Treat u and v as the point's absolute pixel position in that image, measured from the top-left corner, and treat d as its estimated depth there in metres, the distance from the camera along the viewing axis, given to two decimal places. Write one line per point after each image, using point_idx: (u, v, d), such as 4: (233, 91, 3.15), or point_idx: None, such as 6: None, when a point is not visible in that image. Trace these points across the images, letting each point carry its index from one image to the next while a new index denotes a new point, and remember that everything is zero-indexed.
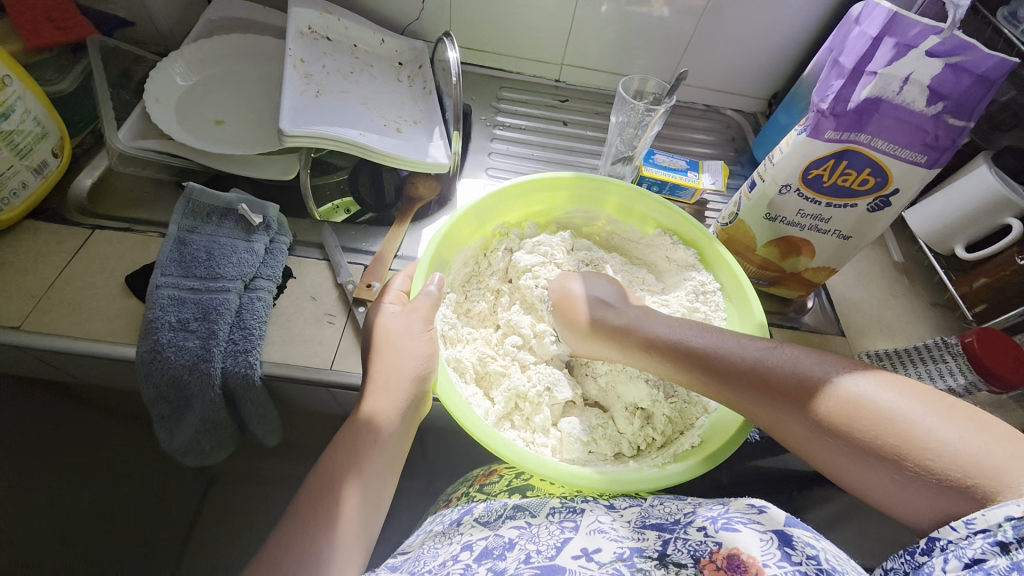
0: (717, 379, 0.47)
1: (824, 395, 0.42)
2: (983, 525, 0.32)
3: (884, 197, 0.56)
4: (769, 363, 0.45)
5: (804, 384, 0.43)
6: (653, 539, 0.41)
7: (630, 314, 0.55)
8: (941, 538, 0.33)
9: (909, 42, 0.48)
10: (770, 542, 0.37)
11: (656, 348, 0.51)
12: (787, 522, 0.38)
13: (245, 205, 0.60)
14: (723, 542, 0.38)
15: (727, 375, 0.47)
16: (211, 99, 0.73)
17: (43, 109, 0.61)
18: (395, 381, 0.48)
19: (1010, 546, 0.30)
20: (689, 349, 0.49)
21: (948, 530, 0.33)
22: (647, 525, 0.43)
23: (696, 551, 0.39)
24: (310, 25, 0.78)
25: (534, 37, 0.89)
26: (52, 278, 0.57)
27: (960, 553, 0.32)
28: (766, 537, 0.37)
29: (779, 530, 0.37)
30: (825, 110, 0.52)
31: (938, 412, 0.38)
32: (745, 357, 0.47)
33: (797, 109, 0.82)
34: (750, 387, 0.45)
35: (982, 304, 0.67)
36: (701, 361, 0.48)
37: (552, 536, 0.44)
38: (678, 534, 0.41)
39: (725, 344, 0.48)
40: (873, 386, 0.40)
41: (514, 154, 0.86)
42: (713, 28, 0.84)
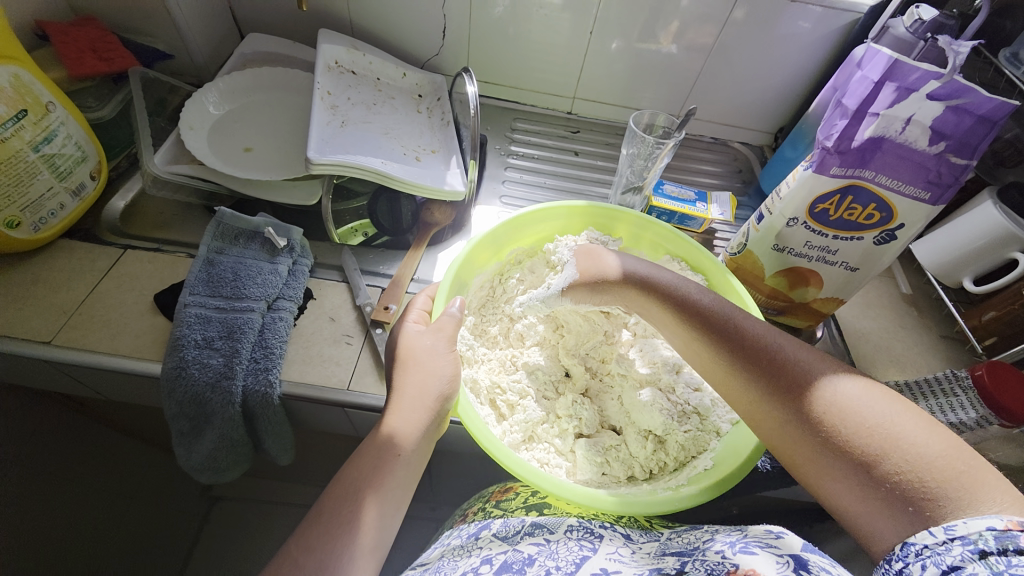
0: (726, 359, 0.47)
1: (821, 394, 0.41)
2: (964, 532, 0.32)
3: (889, 230, 0.58)
4: (774, 352, 0.45)
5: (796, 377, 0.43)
6: (671, 562, 0.42)
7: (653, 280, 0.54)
8: (913, 545, 0.34)
9: (910, 86, 0.51)
10: (785, 565, 0.36)
11: (676, 313, 0.51)
12: (804, 547, 0.38)
13: (271, 229, 0.63)
14: (740, 564, 0.38)
15: (738, 356, 0.46)
16: (241, 128, 0.77)
17: (84, 134, 0.64)
18: (419, 399, 0.49)
19: (990, 555, 0.30)
20: (705, 325, 0.49)
21: (926, 536, 0.33)
22: (667, 553, 0.44)
23: (713, 570, 0.38)
24: (337, 59, 0.82)
25: (548, 72, 0.93)
26: (83, 296, 0.60)
27: (940, 560, 0.32)
28: (782, 560, 0.37)
29: (795, 555, 0.37)
30: (831, 147, 0.55)
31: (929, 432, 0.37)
32: (754, 340, 0.46)
33: (802, 143, 0.84)
34: (753, 372, 0.45)
35: (992, 338, 0.68)
36: (715, 338, 0.48)
37: (571, 553, 0.45)
38: (696, 557, 0.41)
39: (745, 328, 0.47)
40: (868, 398, 0.40)
41: (527, 182, 0.89)
42: (720, 65, 0.88)
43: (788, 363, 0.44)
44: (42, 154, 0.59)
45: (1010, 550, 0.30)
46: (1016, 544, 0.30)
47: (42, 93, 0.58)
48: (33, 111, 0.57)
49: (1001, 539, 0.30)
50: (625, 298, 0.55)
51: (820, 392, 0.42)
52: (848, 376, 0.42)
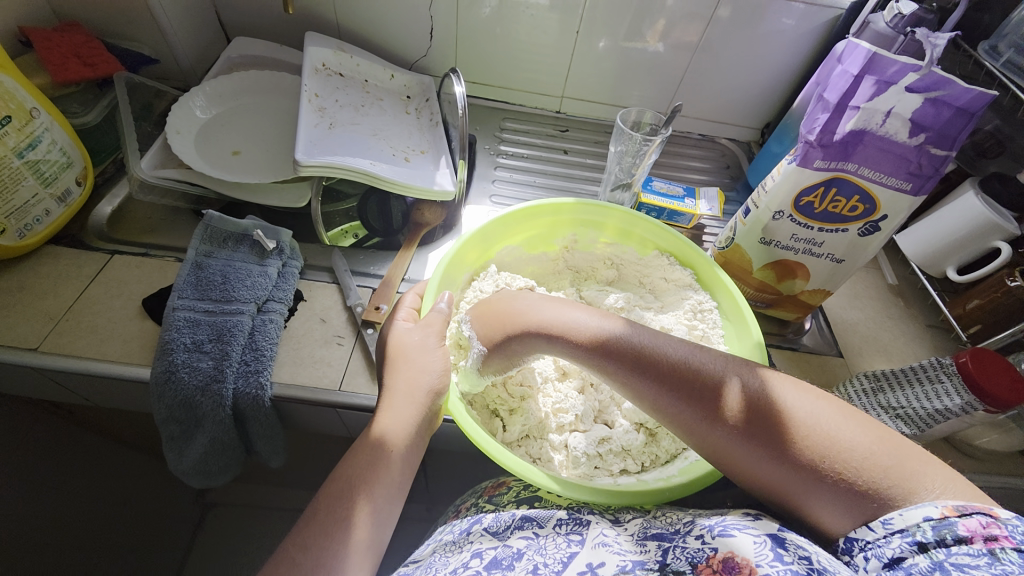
0: (653, 388, 0.46)
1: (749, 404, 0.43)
2: (902, 526, 0.36)
3: (873, 222, 0.58)
4: (694, 371, 0.45)
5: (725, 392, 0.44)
6: (654, 550, 0.43)
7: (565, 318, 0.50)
8: (861, 538, 0.37)
9: (889, 79, 0.51)
10: (763, 544, 0.38)
11: (592, 353, 0.48)
12: (780, 528, 0.40)
13: (260, 231, 0.63)
14: (720, 548, 0.39)
15: (662, 380, 0.46)
16: (229, 131, 0.76)
17: (69, 140, 0.64)
18: (410, 396, 0.49)
19: (928, 545, 0.34)
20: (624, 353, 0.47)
21: (867, 530, 0.37)
22: (649, 537, 0.45)
23: (694, 557, 0.40)
24: (324, 61, 0.82)
25: (536, 72, 0.94)
26: (70, 302, 0.59)
27: (881, 552, 0.36)
28: (760, 539, 0.39)
29: (772, 533, 0.39)
30: (813, 141, 0.55)
31: (850, 419, 0.40)
32: (671, 361, 0.46)
33: (788, 138, 0.85)
34: (686, 396, 0.44)
35: (977, 325, 0.68)
36: (635, 364, 0.47)
37: (559, 550, 0.45)
38: (677, 543, 0.42)
39: (663, 351, 0.47)
40: (791, 398, 0.42)
41: (517, 181, 0.90)
42: (706, 62, 0.89)
43: (710, 379, 0.45)
44: (26, 160, 0.58)
45: (947, 540, 0.34)
46: (952, 533, 0.34)
47: (25, 99, 0.58)
48: (17, 117, 0.57)
49: (937, 529, 0.34)
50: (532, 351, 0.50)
51: (752, 400, 0.43)
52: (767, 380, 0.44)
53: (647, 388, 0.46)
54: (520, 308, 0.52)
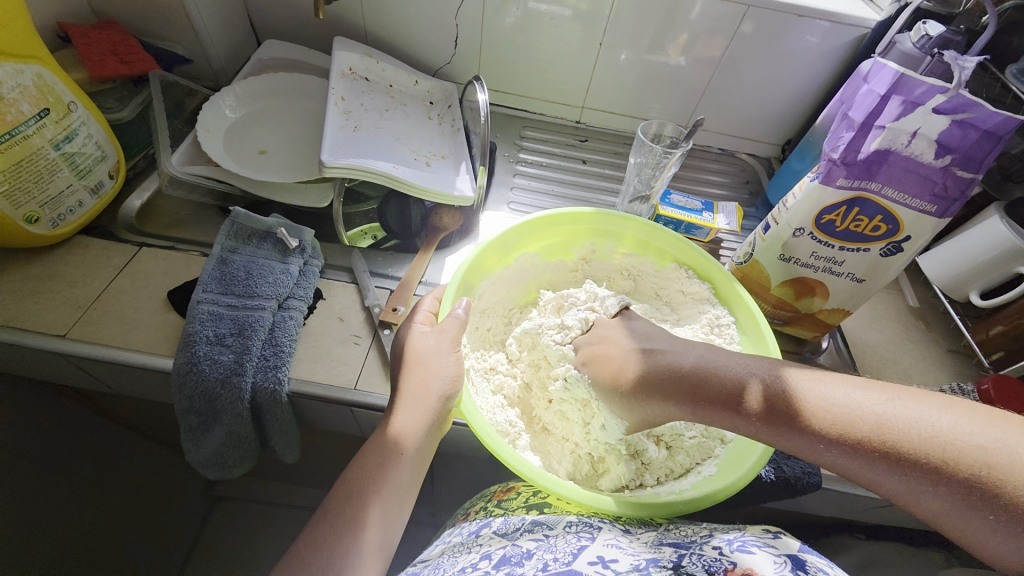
0: (711, 404, 0.46)
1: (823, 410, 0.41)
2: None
3: (895, 242, 0.58)
4: (749, 384, 0.45)
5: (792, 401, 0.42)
6: (669, 553, 0.43)
7: (671, 355, 0.51)
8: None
9: (916, 100, 0.51)
10: (783, 565, 0.38)
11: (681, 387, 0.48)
12: (801, 549, 0.39)
13: (284, 229, 0.64)
14: (738, 562, 0.39)
15: (720, 396, 0.46)
16: (256, 131, 0.78)
17: (104, 134, 0.66)
18: (423, 398, 0.50)
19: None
20: (675, 374, 0.49)
21: None
22: (664, 544, 0.45)
23: (710, 566, 0.40)
24: (351, 66, 0.84)
25: (558, 82, 0.95)
26: (99, 291, 0.61)
27: None
28: (780, 559, 0.38)
29: (793, 555, 0.39)
30: (837, 159, 0.55)
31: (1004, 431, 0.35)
32: (724, 376, 0.46)
33: (810, 155, 0.85)
34: (786, 421, 0.42)
35: (999, 352, 0.68)
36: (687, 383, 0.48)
37: (569, 544, 0.45)
38: (693, 551, 0.42)
39: (715, 366, 0.48)
40: (870, 397, 0.40)
41: (535, 189, 0.90)
42: (728, 78, 0.89)
43: (769, 390, 0.44)
44: (62, 152, 0.60)
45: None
46: None
47: (64, 93, 0.60)
48: (55, 110, 0.59)
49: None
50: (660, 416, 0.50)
51: (853, 414, 0.39)
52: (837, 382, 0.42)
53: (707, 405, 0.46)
54: (626, 366, 0.53)
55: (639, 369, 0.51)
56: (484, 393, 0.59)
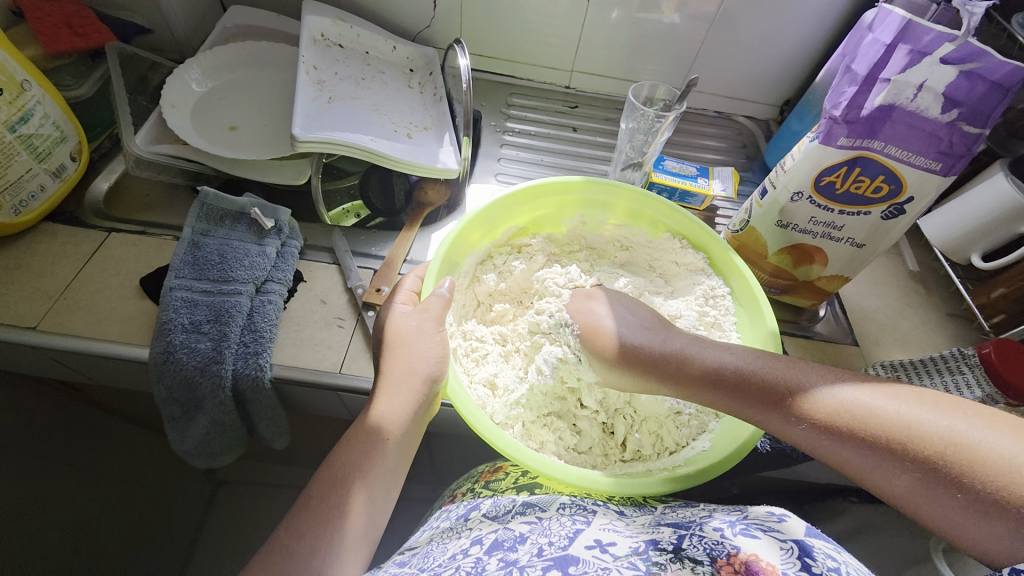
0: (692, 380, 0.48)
1: (860, 415, 0.39)
2: None
3: (897, 205, 0.55)
4: (793, 381, 0.44)
5: (879, 422, 0.39)
6: (668, 534, 0.43)
7: (666, 339, 0.51)
8: None
9: (923, 49, 0.48)
10: (789, 552, 0.37)
11: (678, 369, 0.49)
12: (808, 534, 0.38)
13: (258, 209, 0.61)
14: (742, 548, 0.38)
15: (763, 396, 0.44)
16: (225, 106, 0.74)
17: (62, 114, 0.62)
18: (407, 381, 0.48)
19: None
20: (759, 382, 0.45)
21: None
22: (663, 523, 0.45)
23: (712, 550, 0.39)
24: (323, 32, 0.79)
25: (545, 45, 0.89)
26: (69, 280, 0.58)
27: None
28: (786, 546, 0.37)
29: (799, 540, 0.38)
30: (839, 116, 0.52)
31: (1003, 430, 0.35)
32: (811, 389, 0.43)
33: (809, 116, 0.81)
34: (783, 411, 0.43)
35: (1001, 314, 0.66)
36: (727, 382, 0.46)
37: (564, 527, 0.44)
38: (693, 532, 0.42)
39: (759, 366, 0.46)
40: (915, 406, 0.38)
41: (524, 160, 0.87)
42: (723, 35, 0.84)
43: (810, 390, 0.43)
44: (18, 134, 0.56)
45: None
46: None
47: (16, 70, 0.56)
48: (8, 89, 0.55)
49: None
50: (648, 384, 0.50)
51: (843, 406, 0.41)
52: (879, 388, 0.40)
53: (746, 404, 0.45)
54: (632, 337, 0.52)
55: (716, 368, 0.47)
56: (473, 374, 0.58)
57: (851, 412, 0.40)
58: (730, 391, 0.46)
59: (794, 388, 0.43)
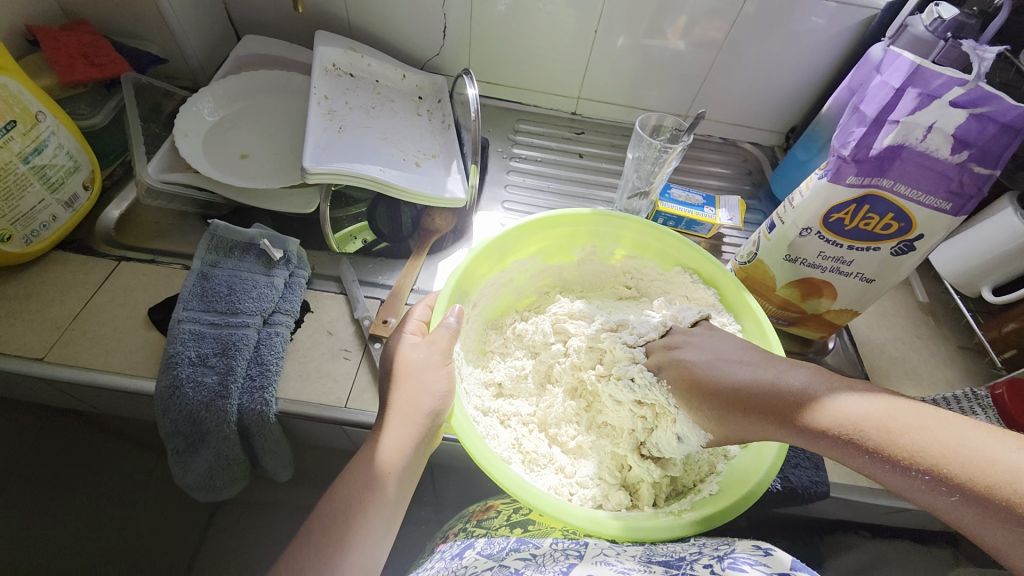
0: (705, 396, 0.49)
1: (858, 418, 0.40)
2: None
3: (907, 241, 0.55)
4: (783, 386, 0.45)
5: (857, 421, 0.40)
6: (660, 572, 0.41)
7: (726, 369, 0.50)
8: None
9: (932, 93, 0.48)
10: None
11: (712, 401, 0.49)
12: (793, 567, 0.39)
13: (267, 240, 0.62)
14: None
15: (760, 404, 0.45)
16: (236, 134, 0.75)
17: (76, 144, 0.63)
18: (411, 416, 0.47)
19: None
20: (742, 388, 0.47)
21: None
22: (654, 561, 0.43)
23: None
24: (335, 62, 0.80)
25: (553, 72, 0.90)
26: (77, 309, 0.59)
27: None
28: None
29: (785, 573, 0.38)
30: (847, 156, 0.52)
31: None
32: (789, 390, 0.45)
33: (815, 146, 0.81)
34: (768, 413, 0.45)
35: (1011, 350, 0.65)
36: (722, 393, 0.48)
37: (557, 563, 0.44)
38: (684, 571, 0.42)
39: (780, 380, 0.46)
40: (907, 413, 0.39)
41: (530, 186, 0.87)
42: (729, 65, 0.85)
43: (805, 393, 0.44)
44: (32, 165, 0.57)
45: None
46: None
47: (31, 103, 0.57)
48: (22, 121, 0.56)
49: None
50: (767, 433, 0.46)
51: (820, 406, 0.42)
52: (871, 395, 0.41)
53: (765, 418, 0.45)
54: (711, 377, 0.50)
55: (716, 383, 0.49)
56: (473, 394, 0.58)
57: (828, 410, 0.42)
58: (726, 400, 0.48)
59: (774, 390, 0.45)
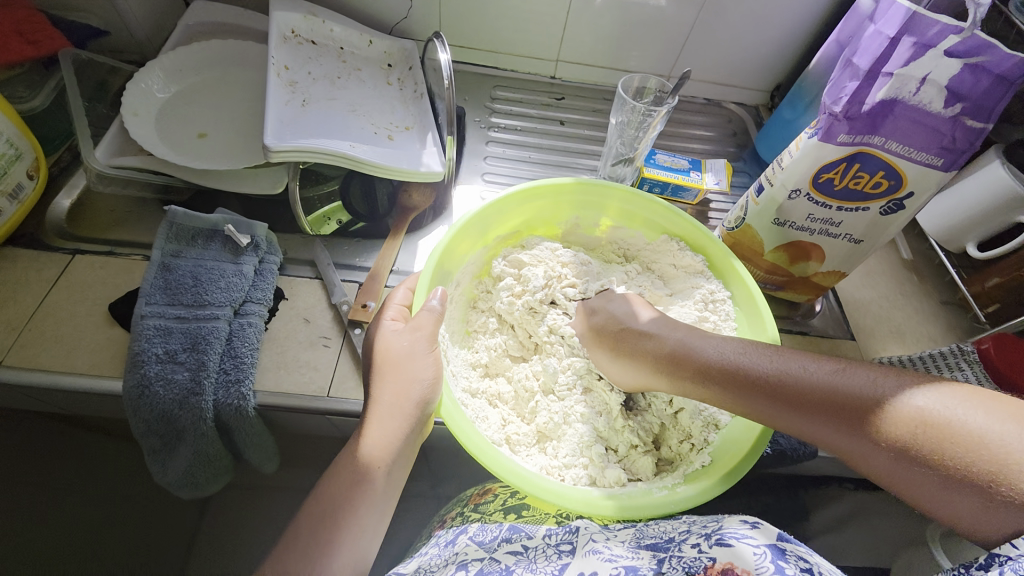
0: (656, 361, 0.50)
1: (827, 392, 0.41)
2: None
3: (897, 200, 0.54)
4: (858, 389, 0.40)
5: (826, 397, 0.41)
6: (648, 558, 0.43)
7: (672, 337, 0.51)
8: (1001, 555, 0.31)
9: (928, 42, 0.45)
10: (763, 556, 0.37)
11: (677, 376, 0.49)
12: (781, 535, 0.39)
13: (232, 226, 0.58)
14: (718, 558, 0.39)
15: (723, 378, 0.46)
16: (191, 112, 0.69)
17: (15, 129, 0.58)
18: (398, 405, 0.46)
19: None
20: (703, 362, 0.47)
21: (1008, 547, 0.31)
22: (643, 546, 0.45)
23: (691, 567, 0.40)
24: (294, 28, 0.74)
25: (529, 33, 0.85)
26: (33, 308, 0.55)
27: (1016, 566, 0.30)
28: (759, 550, 0.38)
29: (773, 543, 0.38)
30: (839, 113, 0.50)
31: (993, 412, 0.35)
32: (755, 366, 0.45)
33: (801, 104, 0.78)
34: (734, 389, 0.45)
35: (995, 304, 0.66)
36: (684, 366, 0.48)
37: (549, 563, 0.44)
38: (673, 553, 0.42)
39: (745, 354, 0.46)
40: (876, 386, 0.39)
41: (511, 157, 0.83)
42: (714, 20, 0.81)
43: (861, 394, 0.40)
44: None
45: None
46: None
47: None
48: None
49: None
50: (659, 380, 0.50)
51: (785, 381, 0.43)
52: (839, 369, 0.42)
53: (733, 393, 0.45)
54: (635, 339, 0.52)
55: (669, 353, 0.50)
56: (461, 376, 0.56)
57: (800, 386, 0.42)
58: (769, 398, 0.43)
59: (738, 365, 0.46)
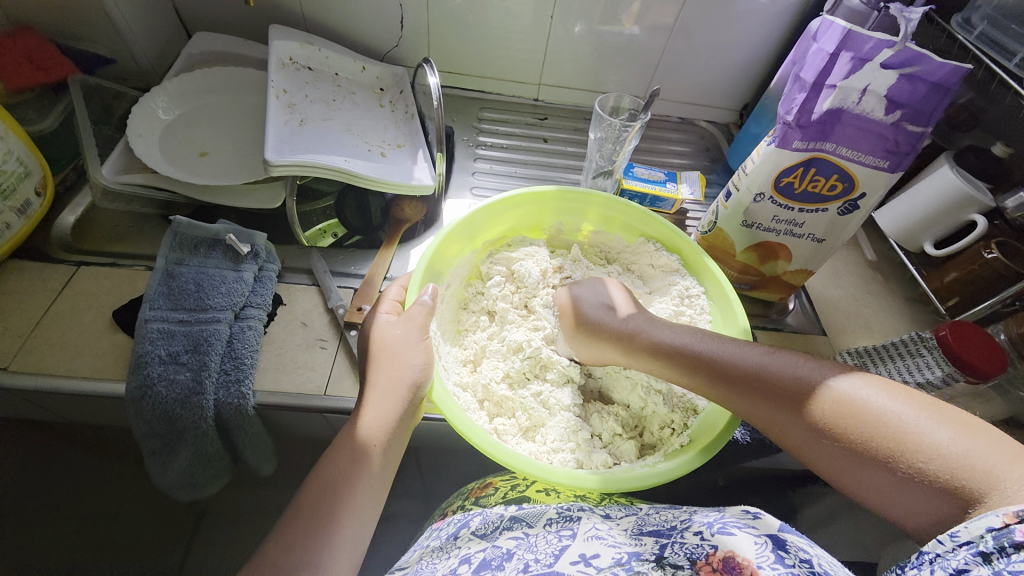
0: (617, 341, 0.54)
1: (762, 374, 0.46)
2: (967, 537, 0.31)
3: (851, 201, 0.59)
4: (796, 374, 0.45)
5: (762, 378, 0.46)
6: (650, 545, 0.44)
7: (635, 318, 0.55)
8: (929, 551, 0.33)
9: (864, 57, 0.51)
10: (764, 545, 0.39)
11: (636, 354, 0.53)
12: (781, 528, 0.40)
13: (233, 235, 0.61)
14: (719, 545, 0.41)
15: (676, 356, 0.50)
16: (194, 133, 0.73)
17: (26, 149, 0.61)
18: (392, 390, 0.48)
19: (991, 556, 0.30)
20: (661, 342, 0.52)
21: (935, 543, 0.33)
22: (644, 533, 0.46)
23: (692, 554, 0.42)
24: (292, 55, 0.79)
25: (513, 58, 0.91)
26: (38, 317, 0.57)
27: (946, 564, 0.31)
28: (759, 540, 0.40)
29: (772, 534, 0.40)
30: (792, 121, 0.55)
31: (898, 399, 0.40)
32: (705, 349, 0.49)
33: (766, 119, 0.85)
34: (683, 367, 0.50)
35: (954, 297, 0.70)
36: (642, 346, 0.53)
37: (550, 544, 0.46)
38: (674, 540, 0.44)
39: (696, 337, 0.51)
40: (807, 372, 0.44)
41: (498, 172, 0.88)
42: (682, 45, 0.88)
43: (792, 377, 0.45)
44: None
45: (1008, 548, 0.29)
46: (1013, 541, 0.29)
47: None
48: None
49: (998, 536, 0.30)
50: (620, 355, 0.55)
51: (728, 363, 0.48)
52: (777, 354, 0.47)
53: (682, 370, 0.50)
54: (602, 321, 0.55)
55: (630, 331, 0.54)
56: (452, 371, 0.59)
57: (740, 367, 0.47)
58: (713, 376, 0.48)
59: (690, 347, 0.50)
